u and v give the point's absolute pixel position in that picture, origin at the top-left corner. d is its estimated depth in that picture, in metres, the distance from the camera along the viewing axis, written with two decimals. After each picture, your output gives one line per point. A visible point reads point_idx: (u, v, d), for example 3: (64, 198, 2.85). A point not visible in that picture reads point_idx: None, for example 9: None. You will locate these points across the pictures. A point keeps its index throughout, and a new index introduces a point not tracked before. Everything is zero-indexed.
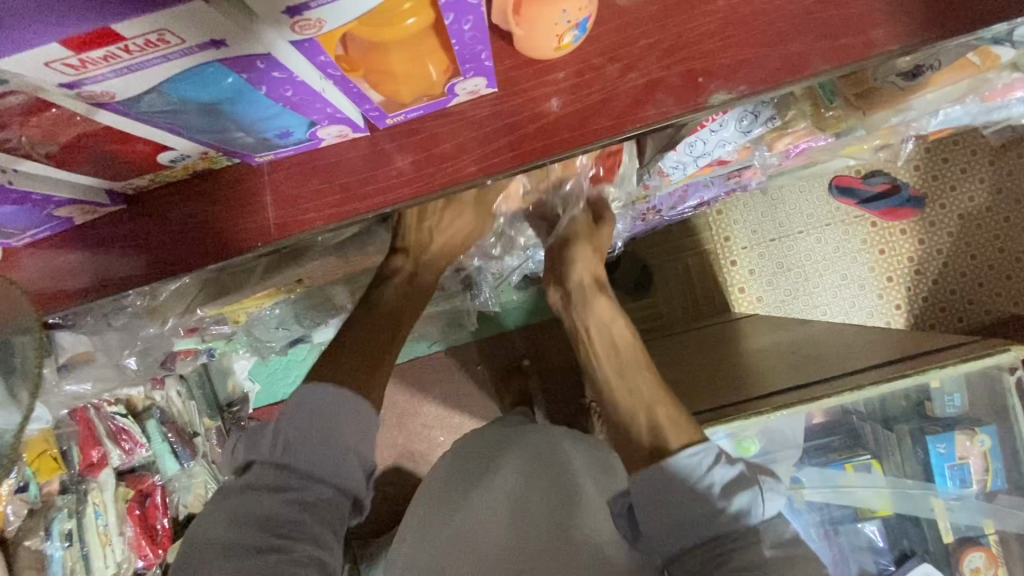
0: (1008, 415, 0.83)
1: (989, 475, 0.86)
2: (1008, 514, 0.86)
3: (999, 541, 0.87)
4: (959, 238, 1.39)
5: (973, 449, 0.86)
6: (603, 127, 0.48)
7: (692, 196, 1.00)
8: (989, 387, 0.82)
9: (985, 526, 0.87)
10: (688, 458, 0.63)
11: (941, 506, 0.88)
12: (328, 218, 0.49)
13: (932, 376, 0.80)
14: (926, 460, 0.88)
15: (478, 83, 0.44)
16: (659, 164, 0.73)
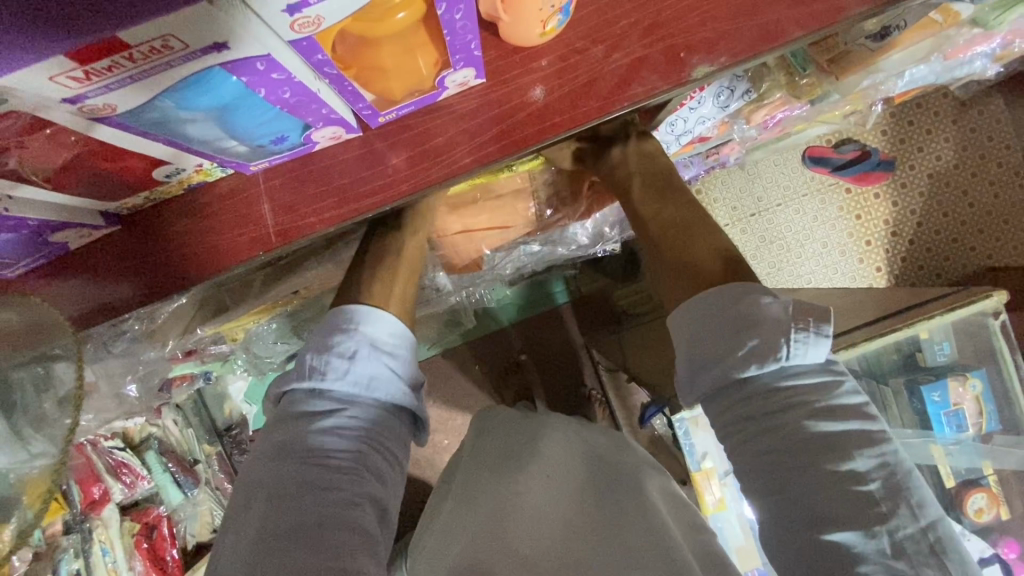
0: (994, 357, 0.86)
1: (983, 418, 0.88)
2: (1004, 454, 0.89)
3: (997, 479, 0.90)
4: (930, 197, 1.43)
5: (970, 394, 0.87)
6: (593, 108, 0.49)
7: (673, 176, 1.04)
8: (975, 333, 0.85)
9: (984, 468, 0.90)
10: (717, 294, 0.56)
11: (941, 453, 0.91)
12: (329, 221, 0.49)
13: (921, 327, 0.83)
14: (922, 410, 0.90)
15: (467, 74, 0.45)
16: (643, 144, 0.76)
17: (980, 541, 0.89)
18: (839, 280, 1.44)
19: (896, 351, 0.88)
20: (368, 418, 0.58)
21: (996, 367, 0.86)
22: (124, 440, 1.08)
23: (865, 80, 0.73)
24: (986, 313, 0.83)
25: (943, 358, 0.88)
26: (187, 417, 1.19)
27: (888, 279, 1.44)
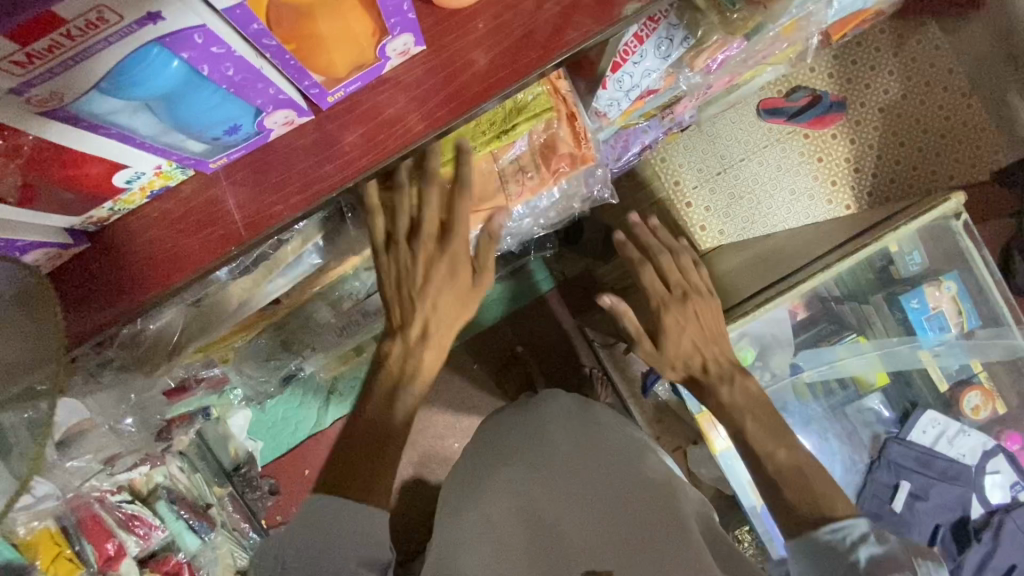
0: (964, 258, 0.89)
1: (963, 317, 0.91)
2: (990, 348, 0.92)
3: (988, 375, 0.94)
4: (884, 130, 1.48)
5: (943, 298, 0.91)
6: (533, 58, 0.50)
7: (634, 142, 1.12)
8: (941, 241, 0.88)
9: (973, 366, 0.94)
10: (829, 536, 0.60)
11: (932, 365, 0.94)
12: (295, 207, 0.50)
13: (889, 240, 0.86)
14: (905, 319, 0.92)
15: (406, 40, 0.46)
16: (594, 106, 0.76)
17: (981, 438, 0.95)
18: (813, 222, 1.46)
19: (870, 271, 0.91)
20: None
21: (967, 267, 0.89)
22: (131, 492, 1.01)
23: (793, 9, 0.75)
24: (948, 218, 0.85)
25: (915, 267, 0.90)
26: (192, 462, 1.17)
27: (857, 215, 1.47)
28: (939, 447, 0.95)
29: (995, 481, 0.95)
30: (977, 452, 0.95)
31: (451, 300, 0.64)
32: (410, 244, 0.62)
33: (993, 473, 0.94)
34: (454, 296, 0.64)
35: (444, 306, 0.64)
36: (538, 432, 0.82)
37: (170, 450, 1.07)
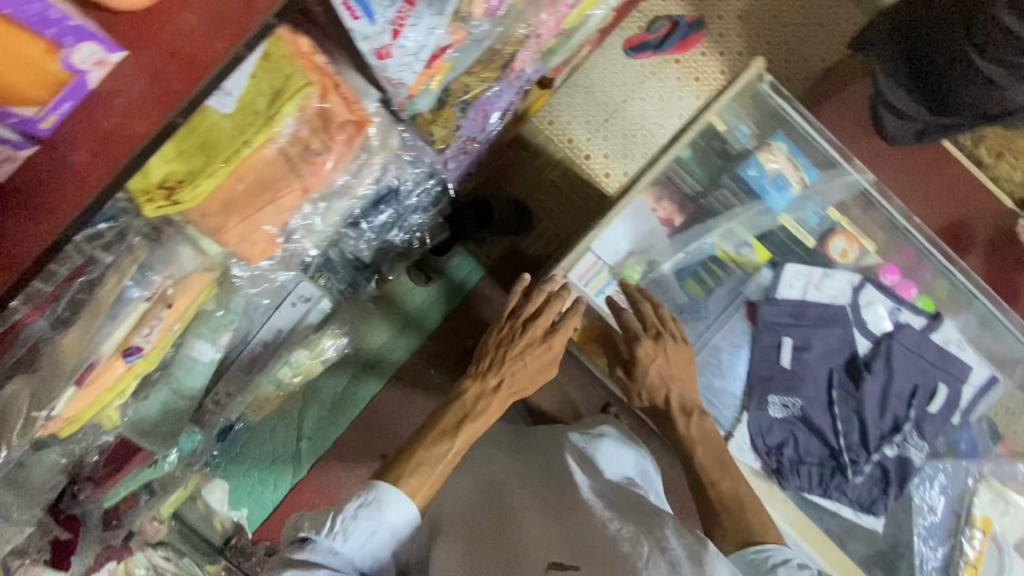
0: (783, 120, 1.24)
1: (801, 172, 1.26)
2: (830, 191, 1.28)
3: (844, 222, 1.28)
4: (747, 35, 1.59)
5: (779, 155, 1.26)
6: (234, 32, 0.52)
7: (491, 109, 1.30)
8: (755, 113, 1.24)
9: (832, 214, 1.27)
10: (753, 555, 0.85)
11: (795, 221, 1.27)
12: (45, 239, 0.50)
13: (715, 113, 1.20)
14: (755, 188, 1.26)
15: (88, 49, 0.49)
16: (385, 74, 0.82)
17: (846, 279, 1.26)
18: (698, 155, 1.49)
19: (713, 143, 1.23)
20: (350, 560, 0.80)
21: (786, 130, 1.25)
22: None
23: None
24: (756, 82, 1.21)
25: (744, 138, 1.25)
26: (177, 547, 1.23)
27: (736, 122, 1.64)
28: (811, 294, 1.24)
29: (875, 311, 1.25)
30: (847, 289, 1.25)
31: (529, 371, 1.03)
32: (516, 326, 1.03)
33: (869, 302, 1.25)
34: (534, 363, 1.02)
35: (506, 386, 0.99)
36: (541, 498, 0.90)
37: (134, 539, 1.14)
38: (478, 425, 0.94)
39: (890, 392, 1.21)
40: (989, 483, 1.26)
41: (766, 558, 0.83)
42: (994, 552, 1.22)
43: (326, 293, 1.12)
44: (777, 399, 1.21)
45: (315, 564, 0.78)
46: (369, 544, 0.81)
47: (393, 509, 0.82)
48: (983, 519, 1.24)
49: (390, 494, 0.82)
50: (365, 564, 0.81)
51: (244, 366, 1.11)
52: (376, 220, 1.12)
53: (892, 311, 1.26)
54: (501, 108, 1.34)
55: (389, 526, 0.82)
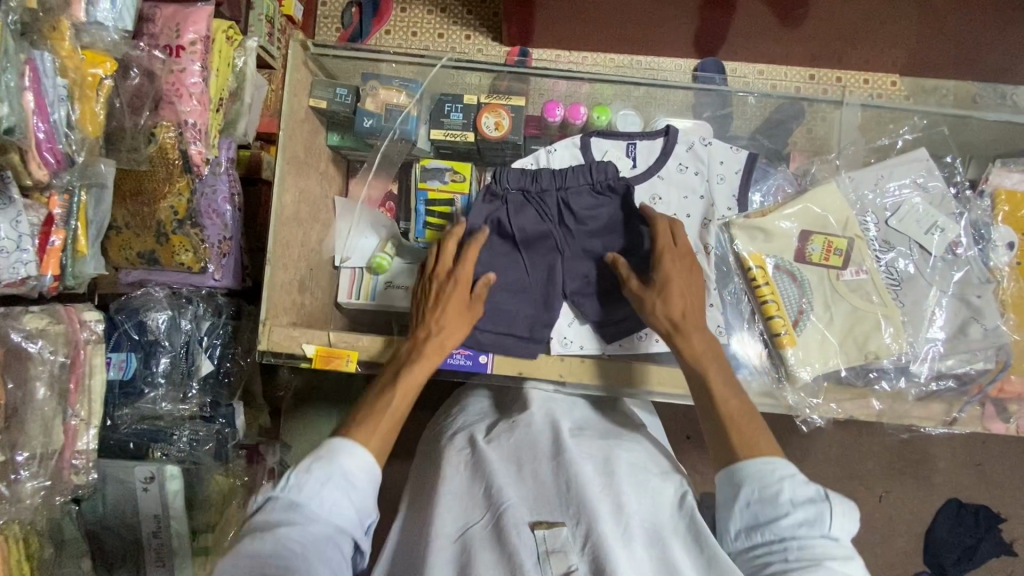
0: (351, 65, 0.98)
1: (405, 86, 0.97)
2: (457, 79, 0.99)
3: (486, 95, 0.97)
4: None
5: (384, 87, 0.96)
6: None
7: (219, 204, 1.28)
8: (346, 67, 0.99)
9: (469, 100, 0.96)
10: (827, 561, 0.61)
11: (440, 127, 0.97)
12: None
13: (315, 85, 0.95)
14: (373, 126, 0.96)
15: None
16: (3, 280, 0.86)
17: (567, 144, 0.92)
18: None
19: (328, 114, 0.99)
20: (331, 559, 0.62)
21: (361, 63, 0.98)
22: None
23: (11, 79, 0.78)
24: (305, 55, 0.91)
25: (352, 95, 0.96)
26: None
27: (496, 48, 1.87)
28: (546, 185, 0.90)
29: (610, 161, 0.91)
30: (576, 156, 0.92)
31: (452, 320, 0.80)
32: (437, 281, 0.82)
33: (603, 157, 0.91)
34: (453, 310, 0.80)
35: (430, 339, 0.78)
36: (637, 483, 0.74)
37: None
38: (416, 378, 0.76)
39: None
40: (734, 221, 0.84)
41: (775, 472, 0.65)
42: (783, 279, 0.81)
43: (168, 460, 1.16)
44: (562, 322, 0.90)
45: (277, 523, 0.62)
46: (326, 499, 0.64)
47: (345, 459, 0.67)
48: (750, 257, 0.82)
49: (344, 445, 0.68)
50: (331, 515, 0.64)
51: (155, 559, 1.14)
52: (157, 372, 1.18)
53: (630, 151, 0.91)
54: (227, 199, 1.29)
55: (343, 474, 0.66)
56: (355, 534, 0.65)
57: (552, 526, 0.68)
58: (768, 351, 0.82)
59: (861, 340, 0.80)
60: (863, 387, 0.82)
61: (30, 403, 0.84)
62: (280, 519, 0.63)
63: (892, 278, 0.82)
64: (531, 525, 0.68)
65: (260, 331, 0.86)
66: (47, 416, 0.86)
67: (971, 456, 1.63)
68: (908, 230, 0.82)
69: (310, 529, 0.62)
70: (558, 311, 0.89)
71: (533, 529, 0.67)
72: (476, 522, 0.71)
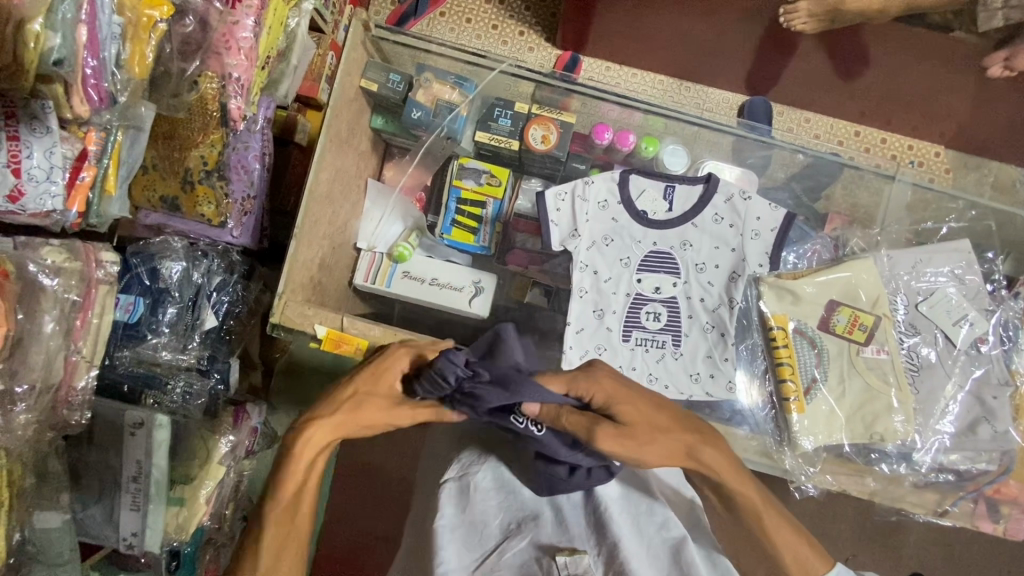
0: (407, 54, 0.98)
1: (461, 87, 0.97)
2: (509, 86, 0.99)
3: (536, 106, 0.97)
4: None
5: (439, 81, 0.96)
6: None
7: (249, 161, 1.30)
8: (399, 58, 0.98)
9: (521, 109, 0.96)
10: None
11: (487, 130, 0.96)
12: None
13: (370, 71, 0.95)
14: (421, 116, 0.96)
15: None
16: (29, 210, 0.87)
17: (606, 177, 0.90)
18: None
19: (378, 100, 0.99)
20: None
21: (422, 55, 0.97)
22: None
23: (69, 9, 0.75)
24: (365, 34, 0.92)
25: (404, 84, 0.95)
26: None
27: (548, 49, 1.85)
28: (582, 212, 0.89)
29: (648, 199, 0.89)
30: (613, 190, 0.90)
31: (376, 409, 0.73)
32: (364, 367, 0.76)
33: (640, 197, 0.89)
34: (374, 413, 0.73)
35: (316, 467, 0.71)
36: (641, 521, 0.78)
37: None
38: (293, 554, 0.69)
39: (702, 282, 0.87)
40: (764, 278, 0.84)
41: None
42: (804, 347, 0.81)
43: (159, 408, 1.16)
44: None
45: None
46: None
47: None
48: (774, 317, 0.82)
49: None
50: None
51: (131, 503, 1.14)
52: (162, 321, 1.17)
53: (668, 194, 0.90)
54: (258, 157, 1.31)
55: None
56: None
57: (575, 554, 0.73)
58: (774, 412, 0.82)
59: (870, 420, 0.80)
60: (863, 465, 0.82)
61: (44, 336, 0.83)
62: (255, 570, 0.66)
63: (912, 362, 0.82)
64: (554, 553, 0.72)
65: (273, 304, 0.86)
66: (52, 352, 0.85)
67: (943, 535, 1.63)
68: (936, 318, 0.82)
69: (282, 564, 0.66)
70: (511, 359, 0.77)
71: (557, 561, 0.71)
72: (494, 544, 0.77)
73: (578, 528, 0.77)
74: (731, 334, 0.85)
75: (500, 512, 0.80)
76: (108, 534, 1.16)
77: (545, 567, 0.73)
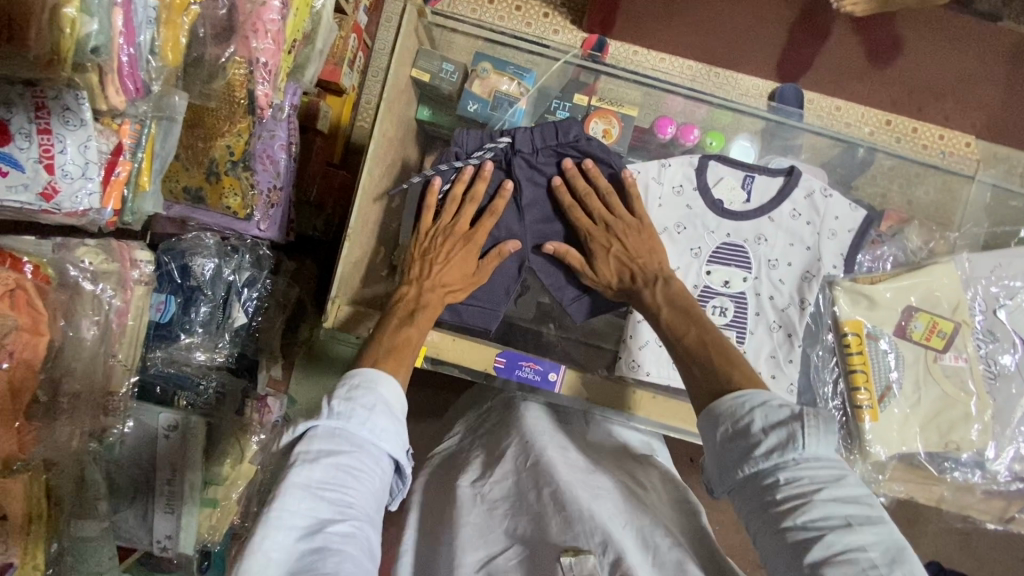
0: (465, 44, 0.95)
1: (519, 78, 0.94)
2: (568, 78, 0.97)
3: (599, 98, 0.95)
4: None
5: (496, 73, 0.93)
6: None
7: (276, 151, 1.25)
8: (456, 49, 0.95)
9: (581, 101, 0.94)
10: None
11: (544, 123, 0.94)
12: None
13: (424, 61, 0.91)
14: (478, 110, 0.93)
15: None
16: (63, 209, 0.81)
17: (684, 162, 0.88)
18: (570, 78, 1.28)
19: (428, 91, 0.96)
20: (373, 473, 0.63)
21: (486, 44, 0.95)
22: None
23: None
24: (420, 21, 0.89)
25: (458, 74, 0.92)
26: None
27: (573, 31, 1.79)
28: (654, 192, 0.87)
29: (726, 187, 0.87)
30: (690, 175, 0.88)
31: (454, 273, 0.85)
32: (453, 237, 0.86)
33: (716, 185, 0.88)
34: (458, 262, 0.85)
35: (431, 296, 0.82)
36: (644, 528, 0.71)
37: None
38: (425, 323, 0.79)
39: (774, 280, 0.84)
40: (839, 282, 0.81)
41: None
42: (880, 354, 0.79)
43: (193, 412, 1.12)
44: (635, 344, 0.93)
45: (319, 451, 0.61)
46: (372, 424, 0.64)
47: (381, 389, 0.66)
48: (848, 322, 0.80)
49: (375, 375, 0.67)
50: (375, 439, 0.63)
51: (165, 505, 1.11)
52: (195, 321, 1.13)
53: (746, 184, 0.87)
54: (283, 147, 1.26)
55: (385, 404, 0.66)
56: (391, 452, 0.65)
57: (580, 553, 0.64)
58: (845, 420, 0.80)
59: (945, 428, 0.78)
60: (935, 474, 0.80)
61: (88, 346, 0.80)
62: (324, 445, 0.62)
63: (990, 370, 0.80)
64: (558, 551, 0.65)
65: (328, 309, 0.83)
66: (93, 361, 0.81)
67: (962, 526, 1.64)
68: (1015, 323, 0.80)
69: (369, 445, 0.63)
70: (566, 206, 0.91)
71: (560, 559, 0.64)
72: (499, 546, 0.71)
73: (581, 524, 0.68)
74: (798, 336, 0.82)
75: (505, 519, 0.75)
76: (141, 536, 1.13)
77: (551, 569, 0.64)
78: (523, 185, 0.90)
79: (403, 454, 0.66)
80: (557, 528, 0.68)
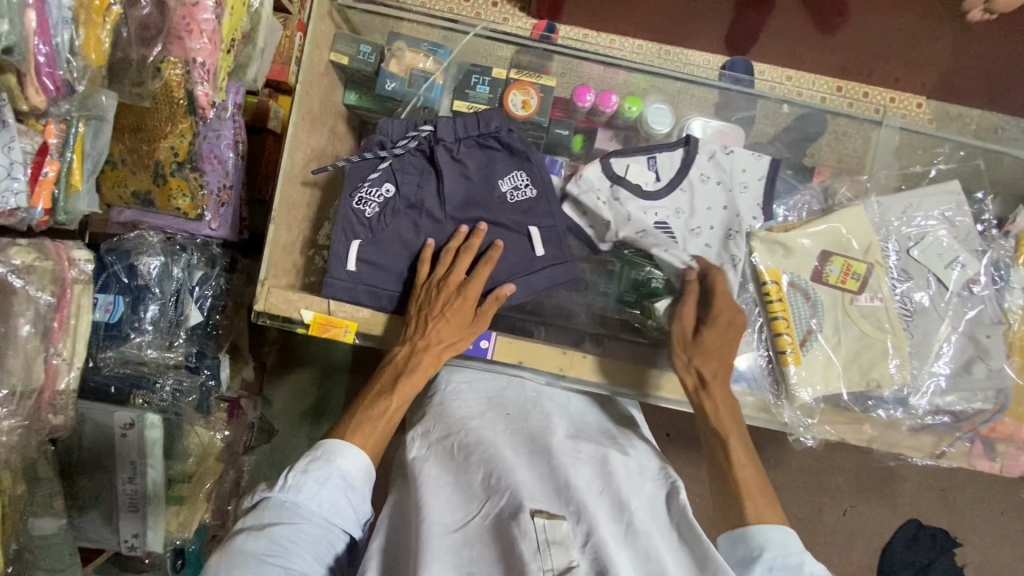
0: (380, 24, 0.98)
1: (435, 55, 0.97)
2: (484, 51, 1.00)
3: (515, 70, 0.98)
4: None
5: (411, 50, 0.96)
6: None
7: (222, 150, 1.25)
8: (371, 29, 0.98)
9: (497, 74, 0.97)
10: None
11: (464, 98, 0.97)
12: None
13: (339, 44, 0.94)
14: (395, 88, 0.96)
15: None
16: None
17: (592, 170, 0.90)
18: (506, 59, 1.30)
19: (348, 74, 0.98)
20: (320, 538, 0.70)
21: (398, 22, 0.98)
22: None
23: None
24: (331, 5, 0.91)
25: (375, 55, 0.95)
26: None
27: (523, 18, 1.76)
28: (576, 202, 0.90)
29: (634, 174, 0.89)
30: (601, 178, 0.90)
31: (453, 328, 0.83)
32: (447, 293, 0.83)
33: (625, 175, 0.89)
34: (457, 319, 0.83)
35: (428, 355, 0.81)
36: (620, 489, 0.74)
37: None
38: (415, 383, 0.81)
39: (700, 245, 0.86)
40: (756, 232, 0.84)
41: None
42: (798, 299, 0.81)
43: (149, 408, 1.13)
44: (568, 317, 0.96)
45: (270, 522, 0.69)
46: (325, 494, 0.72)
47: (338, 461, 0.73)
48: (767, 271, 0.82)
49: (340, 447, 0.75)
50: (325, 512, 0.71)
51: (129, 505, 1.13)
52: (144, 319, 1.14)
53: (651, 165, 0.90)
54: (230, 146, 1.26)
55: (342, 474, 0.73)
56: (344, 525, 0.72)
57: (554, 517, 0.66)
58: (771, 365, 0.82)
59: (866, 367, 0.80)
60: (860, 412, 0.83)
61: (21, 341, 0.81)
62: (274, 517, 0.69)
63: (906, 308, 0.84)
64: (532, 512, 0.66)
65: (256, 292, 0.84)
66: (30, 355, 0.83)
67: (936, 480, 1.65)
68: (927, 262, 0.85)
69: (320, 513, 0.71)
70: (488, 196, 0.91)
71: (534, 518, 0.65)
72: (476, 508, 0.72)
73: (556, 496, 0.70)
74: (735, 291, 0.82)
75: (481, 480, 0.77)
76: (109, 537, 1.15)
77: (521, 531, 0.66)
78: (446, 174, 0.90)
79: (355, 526, 0.73)
80: (531, 497, 0.70)
